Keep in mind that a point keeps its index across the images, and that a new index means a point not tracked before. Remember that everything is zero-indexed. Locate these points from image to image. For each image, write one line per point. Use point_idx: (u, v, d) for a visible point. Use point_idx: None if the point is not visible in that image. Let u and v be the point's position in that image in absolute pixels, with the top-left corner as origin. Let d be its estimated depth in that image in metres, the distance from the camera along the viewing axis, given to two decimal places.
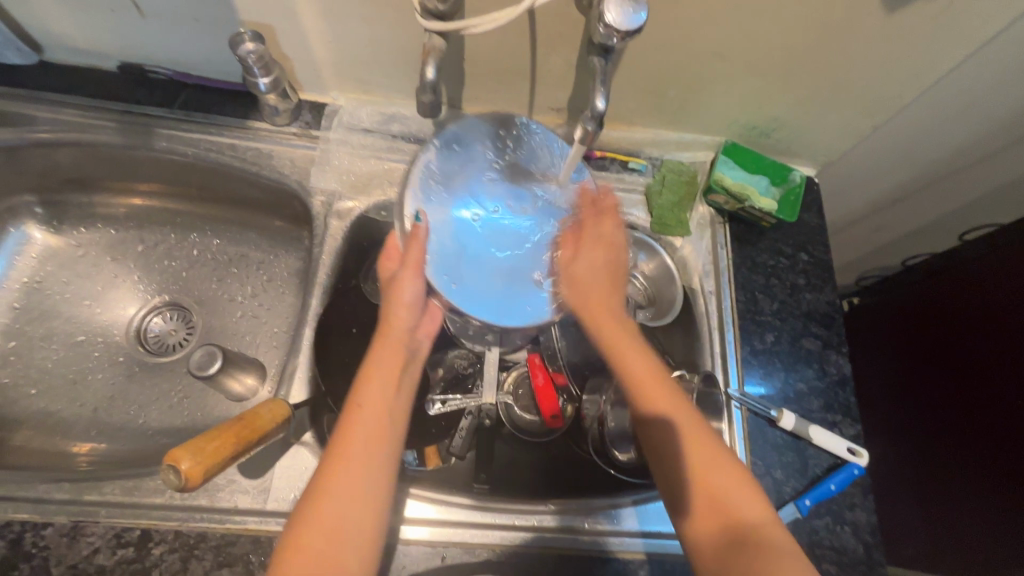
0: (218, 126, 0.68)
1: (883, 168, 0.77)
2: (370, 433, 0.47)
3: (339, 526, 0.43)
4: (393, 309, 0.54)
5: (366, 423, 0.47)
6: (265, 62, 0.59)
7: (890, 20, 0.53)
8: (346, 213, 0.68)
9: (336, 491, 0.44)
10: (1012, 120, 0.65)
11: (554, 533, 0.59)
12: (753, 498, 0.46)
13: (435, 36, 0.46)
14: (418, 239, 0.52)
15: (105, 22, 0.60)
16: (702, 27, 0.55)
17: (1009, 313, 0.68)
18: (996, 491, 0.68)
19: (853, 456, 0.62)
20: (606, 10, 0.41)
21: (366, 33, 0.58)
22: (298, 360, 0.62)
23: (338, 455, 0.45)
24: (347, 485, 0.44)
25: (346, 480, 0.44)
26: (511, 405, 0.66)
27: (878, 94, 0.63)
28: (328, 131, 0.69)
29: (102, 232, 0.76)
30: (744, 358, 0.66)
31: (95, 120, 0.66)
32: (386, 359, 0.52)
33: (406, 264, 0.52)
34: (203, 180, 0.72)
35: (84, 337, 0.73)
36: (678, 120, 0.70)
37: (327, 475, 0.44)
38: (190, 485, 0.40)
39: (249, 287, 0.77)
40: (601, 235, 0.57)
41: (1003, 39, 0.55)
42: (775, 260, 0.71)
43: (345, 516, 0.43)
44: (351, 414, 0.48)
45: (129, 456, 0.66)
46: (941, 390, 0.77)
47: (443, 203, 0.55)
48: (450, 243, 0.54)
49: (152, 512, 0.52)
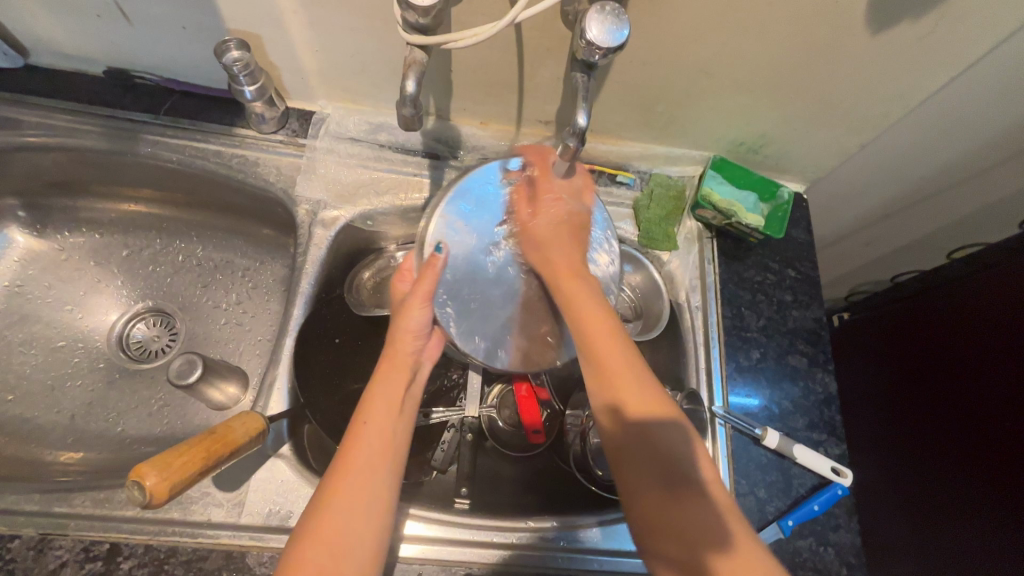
0: (204, 133, 0.67)
1: (871, 184, 0.77)
2: (368, 458, 0.45)
3: (335, 552, 0.41)
4: (399, 331, 0.53)
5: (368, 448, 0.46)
6: (251, 70, 0.59)
7: (875, 40, 0.53)
8: (331, 222, 0.68)
9: (337, 519, 0.42)
10: (999, 139, 0.65)
11: (532, 552, 0.58)
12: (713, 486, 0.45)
13: (416, 50, 0.46)
14: (431, 272, 0.52)
15: (92, 28, 0.60)
16: (688, 44, 0.54)
17: (1001, 336, 0.67)
18: (983, 514, 0.67)
19: (837, 477, 0.62)
20: (587, 27, 0.41)
21: (352, 43, 0.58)
22: (279, 370, 0.61)
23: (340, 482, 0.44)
24: (347, 515, 0.43)
25: (347, 508, 0.43)
26: (494, 418, 0.66)
27: (865, 112, 0.63)
28: (314, 140, 0.69)
29: (86, 237, 0.75)
30: (729, 374, 0.66)
31: (80, 125, 0.65)
32: (388, 378, 0.51)
33: (416, 292, 0.53)
34: (189, 186, 0.71)
35: (64, 343, 0.72)
36: (666, 135, 0.70)
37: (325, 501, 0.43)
38: (154, 502, 0.39)
39: (234, 294, 0.77)
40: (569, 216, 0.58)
41: (988, 60, 0.55)
42: (762, 276, 0.71)
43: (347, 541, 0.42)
44: (358, 428, 0.47)
45: (106, 464, 0.65)
46: (932, 412, 0.76)
47: (461, 234, 0.55)
48: (459, 276, 0.55)
49: (122, 525, 0.51)
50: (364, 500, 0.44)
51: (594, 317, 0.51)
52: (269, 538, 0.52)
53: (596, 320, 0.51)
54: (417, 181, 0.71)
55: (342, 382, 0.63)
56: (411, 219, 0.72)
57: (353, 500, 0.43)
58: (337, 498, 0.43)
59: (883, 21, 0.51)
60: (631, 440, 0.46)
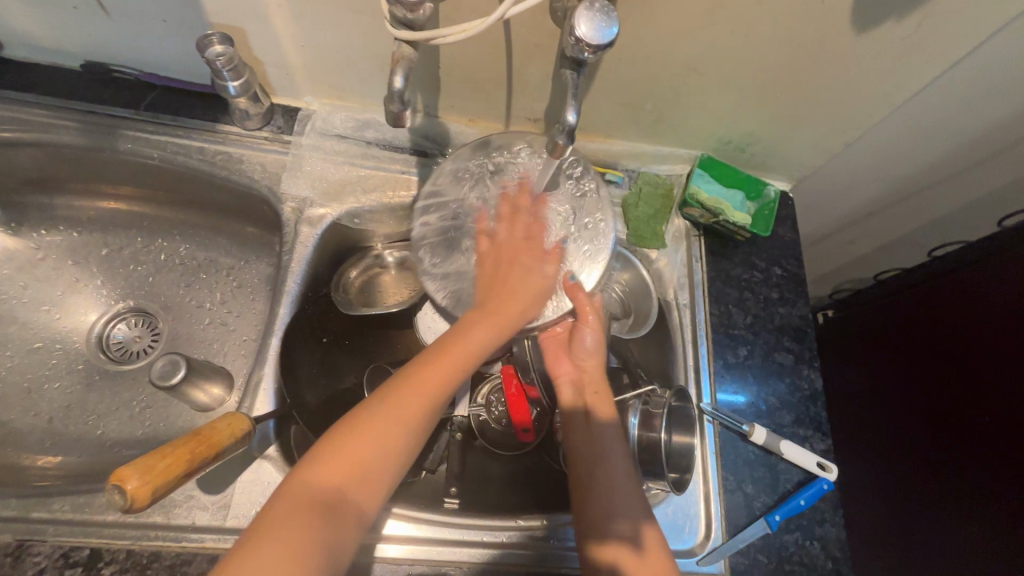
0: (186, 129, 0.66)
1: (855, 183, 0.78)
2: (438, 390, 0.50)
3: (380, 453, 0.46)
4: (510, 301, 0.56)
5: (441, 386, 0.50)
6: (235, 64, 0.58)
7: (860, 40, 0.54)
8: (318, 220, 0.67)
9: (381, 440, 0.46)
10: (980, 137, 0.66)
11: (521, 551, 0.59)
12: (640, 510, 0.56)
13: (403, 45, 0.45)
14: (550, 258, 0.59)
15: (69, 20, 0.58)
16: (678, 42, 0.55)
17: (984, 331, 0.69)
18: (968, 505, 0.68)
19: (823, 472, 0.62)
20: (577, 23, 0.41)
21: (339, 38, 0.57)
22: (264, 370, 0.60)
23: (406, 396, 0.48)
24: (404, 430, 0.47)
25: (395, 434, 0.47)
26: (483, 415, 0.65)
27: (849, 112, 0.64)
28: (300, 136, 0.68)
29: (64, 236, 0.73)
30: (717, 371, 0.67)
31: (57, 120, 0.64)
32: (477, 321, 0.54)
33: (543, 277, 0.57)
34: (172, 183, 0.70)
35: (41, 344, 0.70)
36: (655, 133, 0.70)
37: (388, 408, 0.48)
38: (136, 505, 0.38)
39: (218, 293, 0.75)
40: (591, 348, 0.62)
41: (969, 61, 0.56)
42: (749, 274, 0.72)
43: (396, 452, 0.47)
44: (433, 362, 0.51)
45: (85, 468, 0.64)
46: (916, 406, 0.78)
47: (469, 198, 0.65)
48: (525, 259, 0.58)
49: (102, 530, 0.49)
50: (416, 423, 0.48)
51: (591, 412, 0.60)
52: None
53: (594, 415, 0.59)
54: (405, 178, 0.70)
55: (329, 382, 0.63)
56: (399, 217, 0.72)
57: (411, 420, 0.48)
58: (389, 416, 0.47)
59: (868, 21, 0.52)
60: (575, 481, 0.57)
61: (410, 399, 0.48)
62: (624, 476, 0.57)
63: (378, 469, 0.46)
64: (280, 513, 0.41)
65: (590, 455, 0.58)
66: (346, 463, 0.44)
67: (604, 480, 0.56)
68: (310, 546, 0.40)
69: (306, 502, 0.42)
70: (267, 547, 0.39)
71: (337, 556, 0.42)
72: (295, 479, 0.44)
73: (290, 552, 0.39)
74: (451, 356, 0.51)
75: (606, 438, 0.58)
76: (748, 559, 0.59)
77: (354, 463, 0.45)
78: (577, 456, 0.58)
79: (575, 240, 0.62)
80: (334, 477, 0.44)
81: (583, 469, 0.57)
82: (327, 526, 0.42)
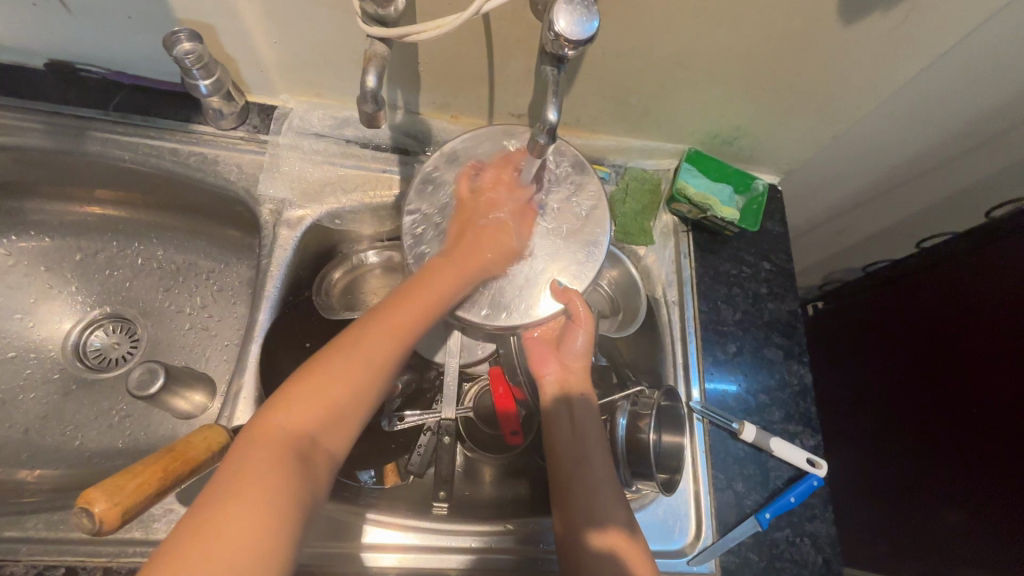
0: (158, 129, 0.64)
1: (844, 174, 0.77)
2: (399, 333, 0.50)
3: (344, 398, 0.45)
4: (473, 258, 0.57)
5: (407, 328, 0.51)
6: (205, 63, 0.56)
7: (847, 31, 0.53)
8: (296, 222, 0.65)
9: (345, 381, 0.46)
10: (968, 126, 0.66)
11: (510, 556, 0.58)
12: (621, 514, 0.55)
13: (376, 43, 0.44)
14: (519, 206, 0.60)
15: (28, 18, 0.56)
16: (661, 36, 0.53)
17: (973, 322, 0.68)
18: (960, 496, 0.68)
19: (813, 468, 0.62)
20: (556, 18, 0.40)
21: (313, 34, 0.55)
22: (244, 378, 0.59)
23: (371, 338, 0.49)
24: (367, 374, 0.47)
25: (359, 375, 0.47)
26: (472, 417, 0.65)
27: (837, 104, 0.63)
28: (277, 136, 0.66)
29: (36, 241, 0.71)
30: (706, 368, 0.66)
31: (22, 122, 0.61)
32: (444, 273, 0.55)
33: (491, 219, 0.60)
34: (146, 186, 0.68)
35: (14, 354, 0.68)
36: (641, 128, 0.68)
37: (345, 345, 0.48)
38: (105, 529, 0.37)
39: (198, 297, 0.73)
40: (579, 349, 0.61)
41: (958, 51, 0.55)
42: (738, 269, 0.71)
43: (362, 391, 0.47)
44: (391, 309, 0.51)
45: (62, 482, 0.62)
46: (907, 398, 0.77)
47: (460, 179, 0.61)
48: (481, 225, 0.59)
49: (77, 548, 0.48)
50: (382, 366, 0.48)
51: (581, 413, 0.60)
52: None
53: (587, 425, 0.59)
54: (387, 177, 0.68)
55: None
56: (382, 216, 0.70)
57: (378, 360, 0.48)
58: (350, 356, 0.47)
59: (854, 13, 0.50)
60: (558, 478, 0.57)
61: (376, 342, 0.49)
62: (603, 474, 0.57)
63: (348, 410, 0.46)
64: (247, 460, 0.40)
65: (573, 457, 0.57)
66: (314, 407, 0.44)
67: (587, 479, 0.56)
68: (282, 488, 0.39)
69: (274, 449, 0.41)
70: (238, 496, 0.38)
71: (309, 499, 0.41)
72: (260, 426, 0.42)
73: (262, 492, 0.38)
74: (416, 305, 0.52)
75: (591, 441, 0.58)
76: (739, 557, 0.59)
77: (325, 403, 0.44)
78: (564, 454, 0.58)
79: (567, 241, 0.61)
80: (300, 420, 0.43)
81: (565, 465, 0.57)
82: (297, 470, 0.41)
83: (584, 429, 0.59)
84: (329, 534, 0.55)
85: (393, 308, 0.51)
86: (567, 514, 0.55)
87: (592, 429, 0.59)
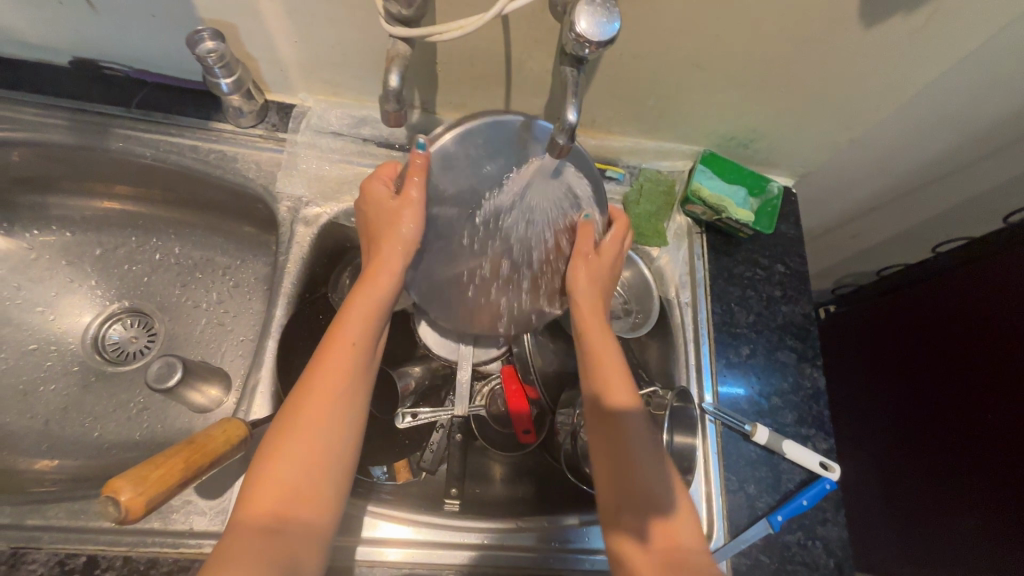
0: (179, 126, 0.65)
1: (860, 178, 0.76)
2: (342, 383, 0.44)
3: (315, 482, 0.42)
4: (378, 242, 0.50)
5: (354, 366, 0.45)
6: (226, 61, 0.56)
7: (868, 34, 0.52)
8: (313, 219, 0.66)
9: (303, 444, 0.42)
10: (986, 130, 0.65)
11: (522, 552, 0.59)
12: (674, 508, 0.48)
13: (398, 42, 0.44)
14: (417, 173, 0.48)
15: (54, 15, 0.57)
16: (679, 37, 0.53)
17: (988, 330, 0.68)
18: (971, 503, 0.68)
19: (825, 471, 0.62)
20: (577, 19, 0.40)
21: (334, 34, 0.56)
22: (261, 373, 0.60)
23: (317, 391, 0.43)
24: (336, 452, 0.43)
25: (314, 429, 0.42)
26: (484, 416, 0.64)
27: (856, 107, 0.63)
28: (295, 134, 0.67)
29: (57, 235, 0.72)
30: (718, 370, 0.66)
31: (46, 118, 0.62)
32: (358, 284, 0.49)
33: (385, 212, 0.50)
34: (165, 182, 0.68)
35: (35, 346, 0.69)
36: (656, 129, 0.69)
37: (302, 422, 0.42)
38: (131, 517, 0.38)
39: (214, 293, 0.74)
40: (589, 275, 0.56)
41: (980, 54, 0.55)
42: (752, 271, 0.71)
43: (339, 452, 0.43)
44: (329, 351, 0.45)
45: (81, 472, 0.63)
46: (920, 405, 0.77)
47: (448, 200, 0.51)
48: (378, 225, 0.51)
49: (98, 536, 0.49)
50: (339, 411, 0.44)
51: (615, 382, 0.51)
52: None
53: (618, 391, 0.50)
54: None
55: None
56: None
57: (332, 411, 0.43)
58: (303, 415, 0.42)
59: (875, 15, 0.50)
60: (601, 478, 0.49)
61: (326, 395, 0.43)
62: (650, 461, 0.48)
63: (312, 470, 0.42)
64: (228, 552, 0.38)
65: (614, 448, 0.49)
66: (273, 484, 0.40)
67: (632, 473, 0.47)
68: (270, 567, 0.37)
69: (254, 531, 0.39)
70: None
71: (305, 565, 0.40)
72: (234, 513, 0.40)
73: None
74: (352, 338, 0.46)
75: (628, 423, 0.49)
76: (750, 560, 0.59)
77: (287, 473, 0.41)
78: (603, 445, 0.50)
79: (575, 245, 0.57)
80: (264, 501, 0.40)
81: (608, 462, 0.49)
82: (281, 546, 0.39)
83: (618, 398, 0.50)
84: (341, 528, 0.56)
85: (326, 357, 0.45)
86: (623, 517, 0.47)
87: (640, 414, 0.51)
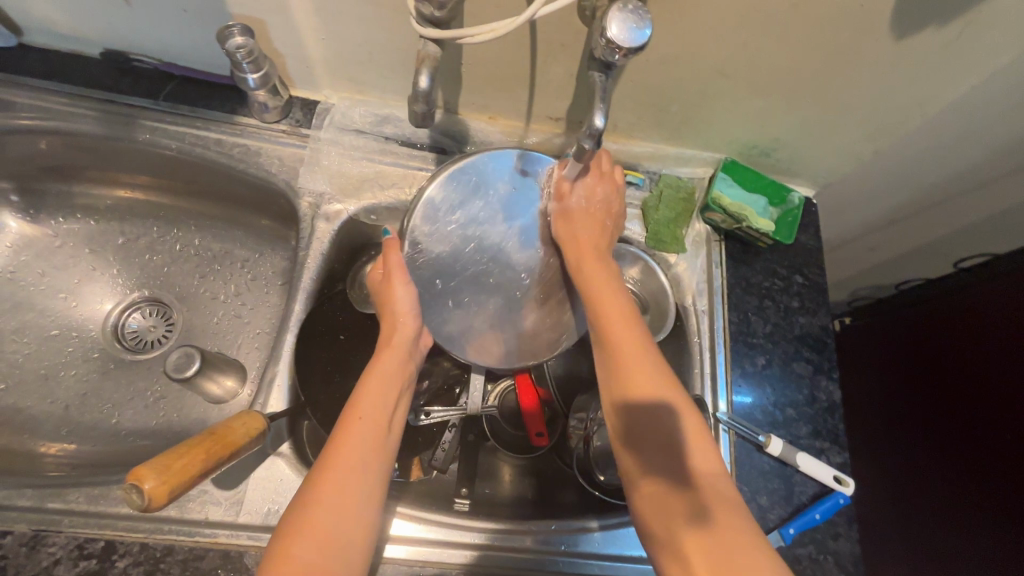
0: (205, 120, 0.66)
1: (882, 191, 0.76)
2: (364, 457, 0.45)
3: (339, 558, 0.41)
4: (391, 315, 0.53)
5: (376, 443, 0.46)
6: (255, 57, 0.57)
7: (898, 47, 0.52)
8: (334, 216, 0.67)
9: (326, 519, 0.41)
10: (1014, 145, 0.64)
11: (528, 553, 0.58)
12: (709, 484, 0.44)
13: (429, 43, 0.45)
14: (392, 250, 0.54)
15: (87, 8, 0.57)
16: (707, 45, 0.53)
17: (1008, 348, 0.67)
18: (987, 521, 0.67)
19: (839, 486, 0.61)
20: (608, 25, 0.40)
21: (362, 32, 0.56)
22: (278, 366, 0.60)
23: (340, 465, 0.44)
24: (354, 522, 0.43)
25: (337, 504, 0.42)
26: (496, 417, 0.66)
27: (883, 119, 0.62)
28: (318, 130, 0.67)
29: (81, 223, 0.73)
30: (733, 379, 0.66)
31: (75, 109, 0.63)
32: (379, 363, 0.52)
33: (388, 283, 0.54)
34: (188, 174, 0.69)
35: (57, 331, 0.70)
36: (679, 135, 0.68)
37: (323, 495, 0.42)
38: (153, 505, 0.38)
39: (232, 285, 0.75)
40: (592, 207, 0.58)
41: (1012, 69, 0.54)
42: (770, 281, 0.70)
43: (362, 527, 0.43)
44: (352, 425, 0.47)
45: (98, 458, 0.64)
46: (938, 426, 0.75)
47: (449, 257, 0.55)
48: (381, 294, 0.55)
49: (117, 522, 0.50)
50: (362, 486, 0.44)
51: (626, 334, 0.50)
52: (266, 538, 0.52)
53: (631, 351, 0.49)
54: (422, 176, 0.69)
55: (342, 379, 0.62)
56: None
57: (355, 485, 0.44)
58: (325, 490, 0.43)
59: (906, 28, 0.50)
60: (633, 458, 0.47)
61: (348, 470, 0.44)
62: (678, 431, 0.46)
63: (334, 545, 0.41)
64: None
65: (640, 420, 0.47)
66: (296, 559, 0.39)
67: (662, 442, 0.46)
68: None
69: None
70: None
71: None
72: None
73: None
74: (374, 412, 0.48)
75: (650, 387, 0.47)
76: None
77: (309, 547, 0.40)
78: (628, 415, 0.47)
79: None
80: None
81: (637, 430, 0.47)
82: None
83: (635, 352, 0.49)
84: None
85: (348, 432, 0.46)
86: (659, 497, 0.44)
87: (663, 402, 0.46)
